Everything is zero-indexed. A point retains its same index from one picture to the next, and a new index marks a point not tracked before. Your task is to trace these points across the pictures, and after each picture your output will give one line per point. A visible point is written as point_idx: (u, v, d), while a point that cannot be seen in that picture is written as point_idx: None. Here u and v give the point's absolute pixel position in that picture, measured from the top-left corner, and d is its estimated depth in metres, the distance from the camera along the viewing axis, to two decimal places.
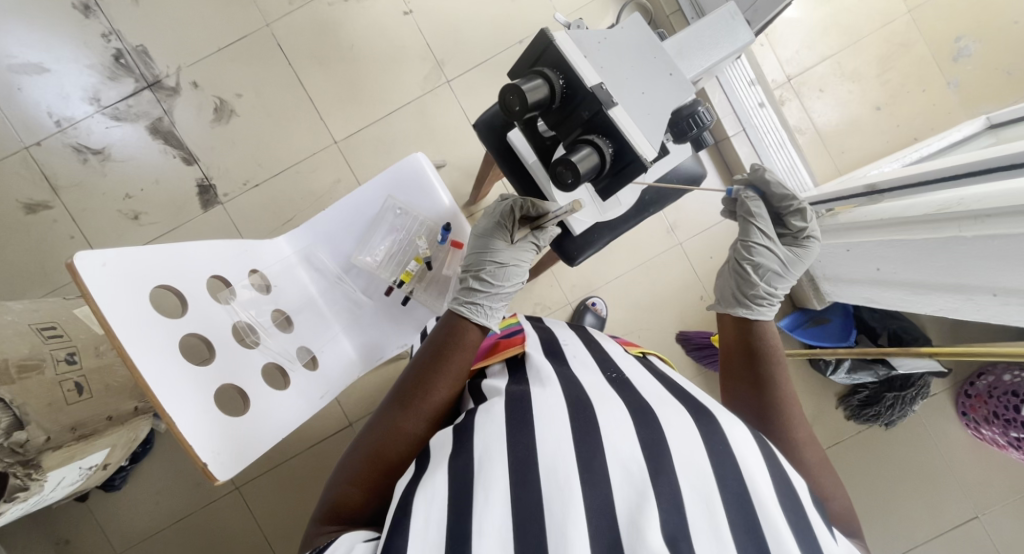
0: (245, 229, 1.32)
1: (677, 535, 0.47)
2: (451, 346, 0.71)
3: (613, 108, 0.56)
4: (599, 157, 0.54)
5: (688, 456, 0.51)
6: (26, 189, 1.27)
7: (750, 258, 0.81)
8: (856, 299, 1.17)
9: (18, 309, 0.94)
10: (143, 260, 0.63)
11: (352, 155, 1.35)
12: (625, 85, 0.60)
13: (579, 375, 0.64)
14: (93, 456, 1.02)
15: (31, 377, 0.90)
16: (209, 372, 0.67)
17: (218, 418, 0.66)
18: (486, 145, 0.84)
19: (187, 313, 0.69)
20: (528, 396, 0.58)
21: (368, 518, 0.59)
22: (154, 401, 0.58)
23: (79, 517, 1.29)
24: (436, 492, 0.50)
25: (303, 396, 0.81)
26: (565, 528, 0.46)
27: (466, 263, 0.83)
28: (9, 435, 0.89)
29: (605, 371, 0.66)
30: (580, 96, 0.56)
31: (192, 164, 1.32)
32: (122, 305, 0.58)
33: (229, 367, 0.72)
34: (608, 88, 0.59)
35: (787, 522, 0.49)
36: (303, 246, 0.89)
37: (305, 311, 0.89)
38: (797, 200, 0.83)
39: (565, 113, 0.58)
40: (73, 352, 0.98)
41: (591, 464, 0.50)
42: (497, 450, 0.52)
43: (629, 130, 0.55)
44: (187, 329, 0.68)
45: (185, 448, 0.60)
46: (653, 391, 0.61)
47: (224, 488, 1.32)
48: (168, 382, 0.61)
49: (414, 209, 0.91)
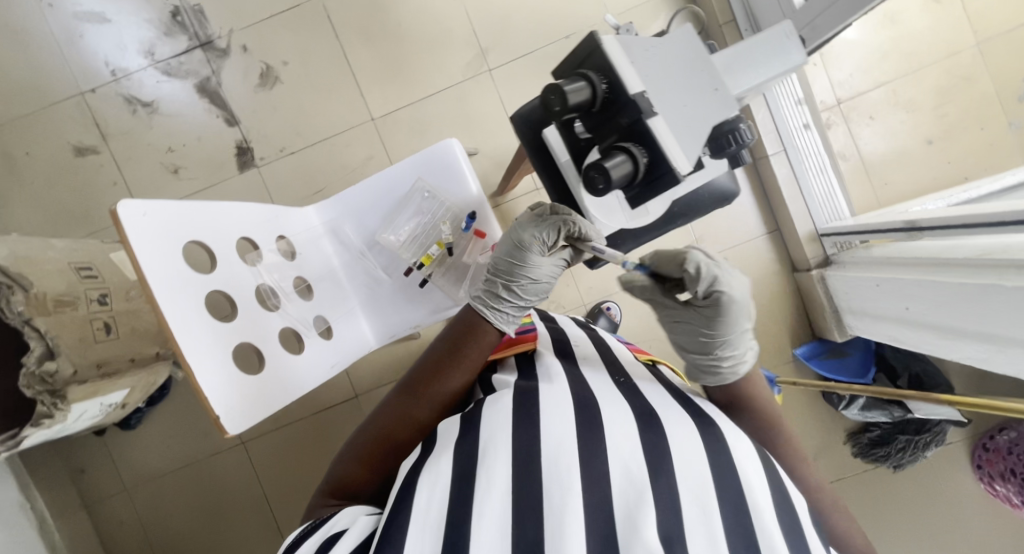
0: (277, 194, 1.36)
1: (672, 534, 0.47)
2: (466, 340, 0.71)
3: (652, 116, 0.55)
4: (633, 171, 0.53)
5: (688, 462, 0.51)
6: (77, 133, 1.34)
7: (677, 334, 0.72)
8: (880, 338, 1.12)
9: (63, 246, 1.06)
10: (184, 216, 0.65)
11: (387, 132, 1.36)
12: (672, 92, 0.59)
13: (587, 375, 0.64)
14: (115, 394, 1.11)
15: (66, 312, 0.99)
16: (228, 330, 0.66)
17: (234, 374, 0.64)
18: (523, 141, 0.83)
19: (216, 270, 0.68)
20: (535, 390, 0.59)
21: (370, 493, 0.63)
22: (177, 352, 0.57)
23: (95, 448, 1.39)
24: (439, 474, 0.51)
25: (316, 362, 0.79)
26: (563, 518, 0.46)
27: (497, 265, 0.78)
28: (40, 363, 0.95)
29: (614, 374, 0.67)
30: (621, 101, 0.56)
31: (233, 126, 1.36)
32: (158, 257, 0.59)
33: (250, 327, 0.70)
34: (651, 97, 0.58)
35: (780, 530, 0.49)
36: (330, 218, 0.94)
37: (326, 280, 0.91)
38: (677, 259, 0.68)
39: (603, 118, 0.58)
40: (104, 293, 1.09)
41: (593, 460, 0.51)
42: (502, 437, 0.53)
43: (666, 140, 0.55)
44: (215, 285, 0.67)
45: (200, 400, 0.59)
46: (660, 399, 0.61)
47: (231, 440, 1.40)
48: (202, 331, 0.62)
49: (441, 194, 0.93)
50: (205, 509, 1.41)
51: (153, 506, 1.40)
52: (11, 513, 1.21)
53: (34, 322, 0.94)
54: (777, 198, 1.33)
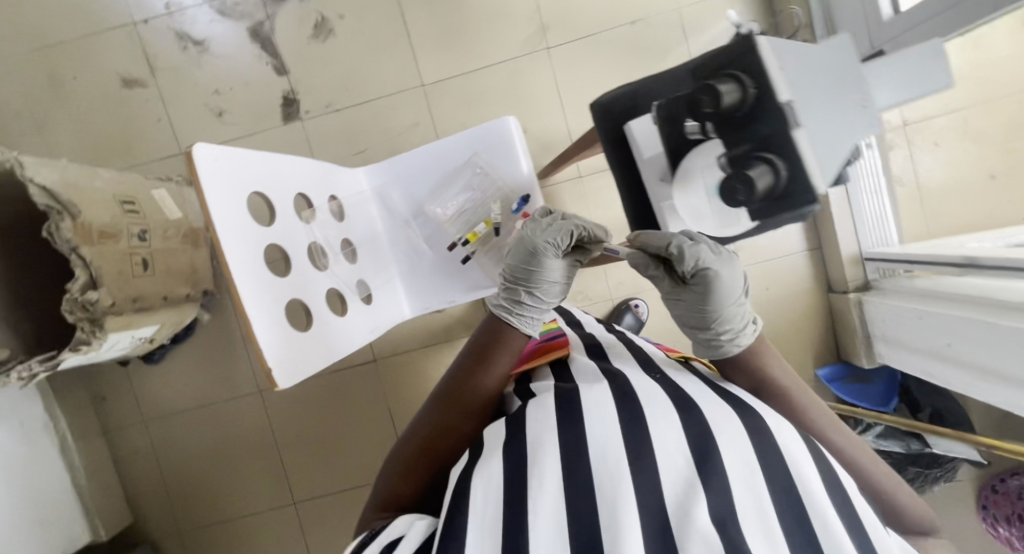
0: (318, 150, 1.35)
1: (724, 515, 0.47)
2: (498, 346, 0.70)
3: (800, 126, 0.54)
4: (776, 184, 0.55)
5: (734, 447, 0.51)
6: (127, 64, 1.34)
7: (678, 314, 0.70)
8: (913, 370, 1.10)
9: (107, 178, 1.06)
10: (248, 164, 0.65)
11: (435, 101, 1.33)
12: (820, 107, 0.58)
13: (623, 369, 0.64)
14: (146, 328, 1.13)
15: (108, 244, 1.00)
16: (281, 285, 0.66)
17: (288, 328, 0.65)
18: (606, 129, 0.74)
19: (276, 224, 0.68)
20: (575, 393, 0.59)
21: (418, 502, 0.63)
22: (239, 301, 0.58)
23: (119, 378, 1.43)
24: (491, 478, 0.51)
25: (358, 326, 0.80)
26: (616, 508, 0.47)
27: (513, 272, 0.76)
28: (83, 292, 0.96)
29: (649, 370, 0.66)
30: (768, 112, 0.55)
31: (282, 75, 1.34)
32: (226, 204, 0.59)
33: (301, 283, 0.70)
34: (798, 107, 0.56)
35: (837, 513, 0.48)
36: (378, 184, 0.93)
37: (369, 245, 0.91)
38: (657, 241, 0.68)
39: (743, 126, 0.57)
40: (144, 230, 1.10)
41: (638, 453, 0.51)
42: (548, 439, 0.53)
43: (806, 156, 0.55)
44: (274, 239, 0.67)
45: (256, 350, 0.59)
46: (699, 389, 0.60)
47: (249, 387, 1.43)
48: (260, 283, 0.62)
49: (494, 171, 0.92)
50: (218, 450, 1.45)
51: (168, 441, 1.45)
52: (35, 430, 1.26)
53: (81, 251, 0.94)
54: (824, 216, 1.30)
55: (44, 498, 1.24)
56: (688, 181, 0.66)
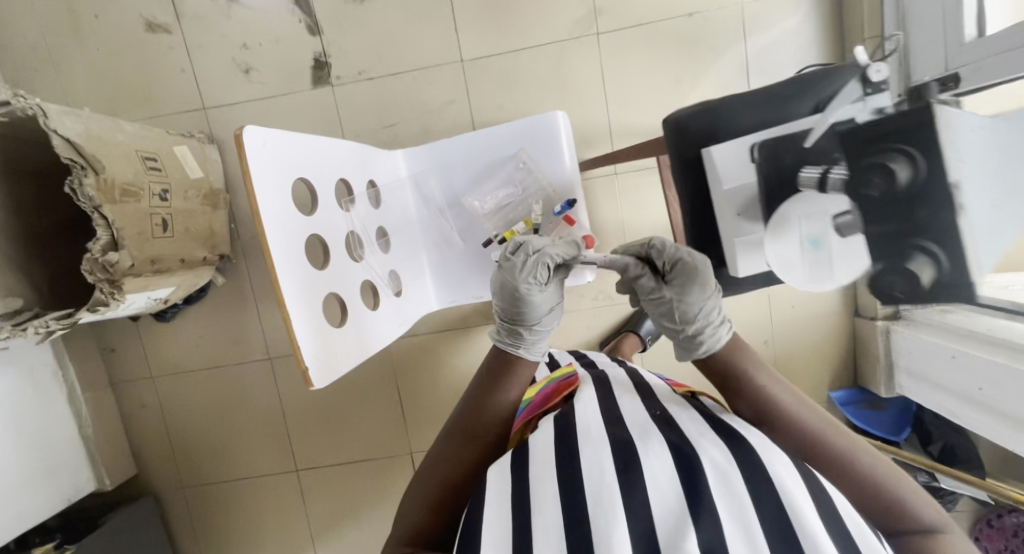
0: (347, 120, 1.30)
1: (712, 544, 0.44)
2: (504, 378, 0.69)
3: (966, 210, 0.40)
4: (928, 283, 0.42)
5: (726, 481, 0.48)
6: (151, 7, 1.27)
7: (658, 314, 0.66)
8: (936, 407, 1.08)
9: (130, 131, 1.01)
10: (294, 149, 0.61)
11: (473, 78, 1.27)
12: (1013, 178, 0.40)
13: (622, 407, 0.62)
14: (160, 290, 1.10)
15: (130, 202, 0.96)
16: (319, 279, 0.64)
17: (324, 323, 0.63)
18: (673, 147, 0.62)
19: (316, 213, 0.65)
20: (573, 432, 0.57)
21: (436, 538, 0.61)
22: (279, 297, 0.56)
23: (128, 332, 1.42)
24: (495, 528, 0.50)
25: (388, 320, 0.78)
26: (610, 547, 0.44)
27: (506, 310, 0.72)
28: (104, 252, 0.93)
29: (649, 407, 0.62)
30: (929, 190, 0.41)
31: (315, 35, 1.27)
32: (270, 192, 0.56)
33: (338, 276, 0.68)
34: (979, 179, 0.40)
35: (829, 535, 0.43)
36: (416, 170, 0.90)
37: (402, 233, 0.88)
38: (650, 244, 0.68)
39: (902, 207, 0.43)
40: (165, 189, 1.06)
41: (632, 492, 0.48)
42: (548, 484, 0.51)
43: (981, 246, 0.40)
44: (313, 230, 0.65)
45: (293, 348, 0.57)
46: (691, 421, 0.57)
47: (258, 354, 1.42)
48: (299, 277, 0.60)
49: (537, 168, 0.88)
50: (223, 412, 1.45)
51: (175, 398, 1.45)
52: (43, 377, 1.26)
53: (102, 210, 0.91)
54: None
55: (51, 445, 1.25)
56: (785, 229, 0.55)
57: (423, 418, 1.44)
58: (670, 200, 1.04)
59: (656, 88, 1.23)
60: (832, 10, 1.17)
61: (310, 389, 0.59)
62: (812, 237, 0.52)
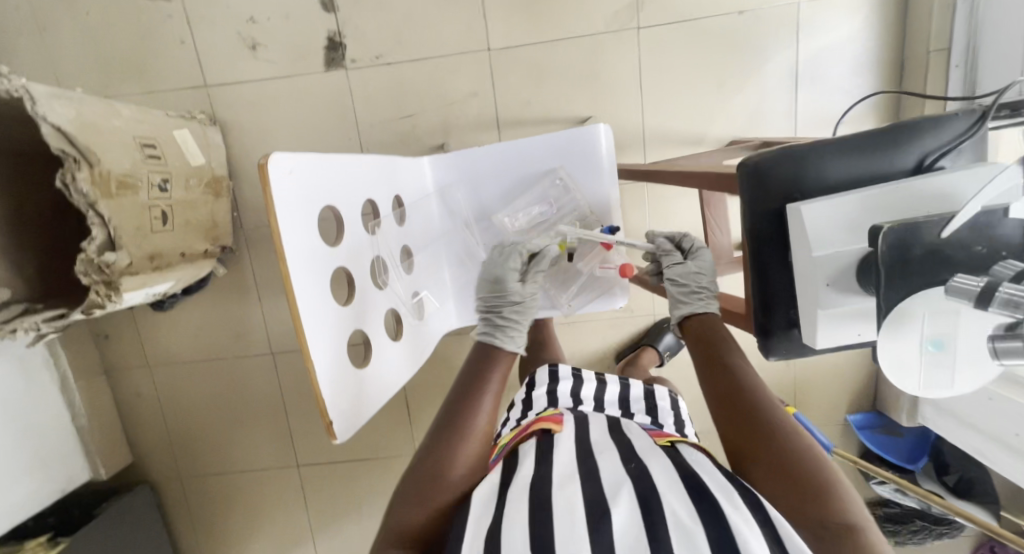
0: (361, 107, 1.21)
1: None
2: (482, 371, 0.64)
3: None
4: None
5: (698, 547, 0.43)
6: None
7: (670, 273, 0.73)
8: (965, 444, 1.06)
9: (126, 116, 0.92)
10: (322, 173, 0.55)
11: (499, 69, 1.17)
12: None
13: (598, 459, 0.57)
14: (161, 285, 1.02)
15: (127, 195, 0.88)
16: (344, 317, 0.58)
17: (348, 365, 0.58)
18: (745, 194, 0.52)
19: (342, 243, 0.59)
20: (549, 484, 0.52)
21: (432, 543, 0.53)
22: (303, 344, 0.50)
23: (123, 320, 1.36)
24: None
25: (410, 350, 0.73)
26: None
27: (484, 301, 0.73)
28: (99, 253, 0.86)
29: (625, 460, 0.56)
30: None
31: (329, 12, 1.16)
32: (297, 227, 0.50)
33: (364, 309, 0.63)
34: None
35: None
36: (444, 182, 0.85)
37: (425, 250, 0.83)
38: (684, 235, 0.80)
39: None
40: (165, 179, 0.98)
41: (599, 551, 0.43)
42: (509, 535, 0.46)
43: None
44: (340, 262, 0.59)
45: (317, 400, 0.52)
46: (668, 477, 0.52)
47: (258, 348, 1.36)
48: (323, 318, 0.54)
49: (574, 187, 0.83)
50: (222, 405, 1.40)
51: (172, 388, 1.40)
52: (35, 366, 1.19)
53: (98, 207, 0.83)
54: None
55: (43, 437, 1.20)
56: (902, 325, 0.43)
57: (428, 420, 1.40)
58: (707, 219, 0.99)
59: (696, 91, 1.15)
60: (893, 16, 1.08)
61: (332, 441, 0.55)
62: (934, 339, 0.43)
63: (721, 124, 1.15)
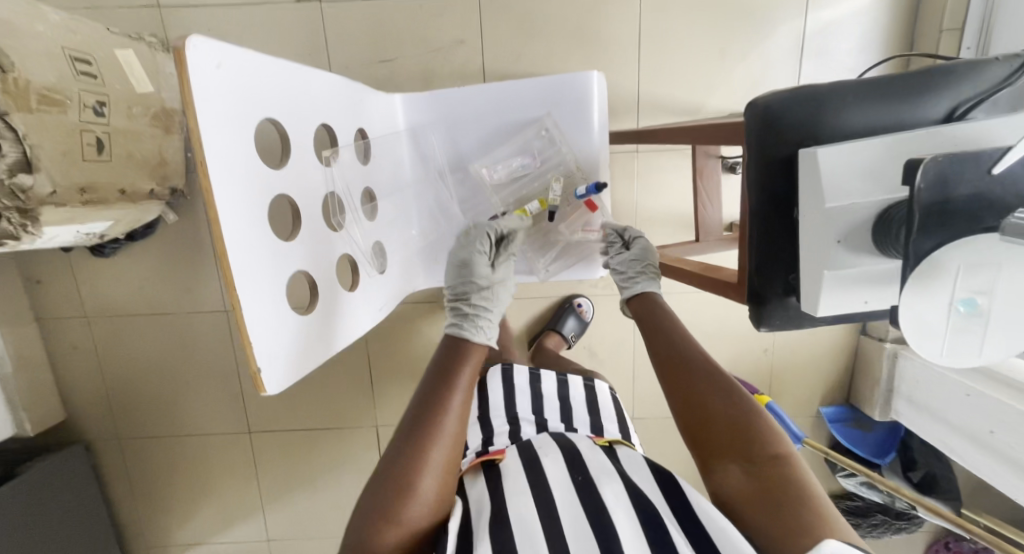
0: (334, 45, 1.10)
1: None
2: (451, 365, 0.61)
3: None
4: None
5: None
6: None
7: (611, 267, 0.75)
8: (936, 440, 1.05)
9: (54, 20, 0.80)
10: (259, 77, 0.46)
11: (487, 16, 1.08)
12: None
13: (550, 477, 0.56)
14: (96, 224, 0.94)
15: (52, 112, 0.77)
16: (285, 255, 0.50)
17: (288, 314, 0.50)
18: (753, 149, 0.48)
19: (285, 168, 0.51)
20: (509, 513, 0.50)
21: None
22: (228, 277, 0.42)
23: (59, 265, 1.24)
24: None
25: (367, 303, 0.66)
26: None
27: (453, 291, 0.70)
28: (11, 174, 0.75)
29: (573, 473, 0.57)
30: None
31: None
32: (222, 133, 0.41)
33: (310, 248, 0.55)
34: None
35: None
36: (417, 123, 0.77)
37: (390, 197, 0.74)
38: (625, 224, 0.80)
39: None
40: (102, 102, 0.86)
41: None
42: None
43: None
44: (280, 188, 0.50)
45: (244, 346, 0.44)
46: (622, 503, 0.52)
47: (211, 304, 1.26)
48: (258, 251, 0.46)
49: (562, 137, 0.76)
50: (168, 364, 1.30)
51: (114, 344, 1.29)
52: None
53: (10, 118, 0.72)
54: None
55: None
56: (935, 280, 0.41)
57: (392, 392, 1.33)
58: (700, 190, 0.93)
59: (695, 57, 1.08)
60: None
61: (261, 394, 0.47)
62: (968, 301, 0.41)
63: (719, 96, 1.09)
